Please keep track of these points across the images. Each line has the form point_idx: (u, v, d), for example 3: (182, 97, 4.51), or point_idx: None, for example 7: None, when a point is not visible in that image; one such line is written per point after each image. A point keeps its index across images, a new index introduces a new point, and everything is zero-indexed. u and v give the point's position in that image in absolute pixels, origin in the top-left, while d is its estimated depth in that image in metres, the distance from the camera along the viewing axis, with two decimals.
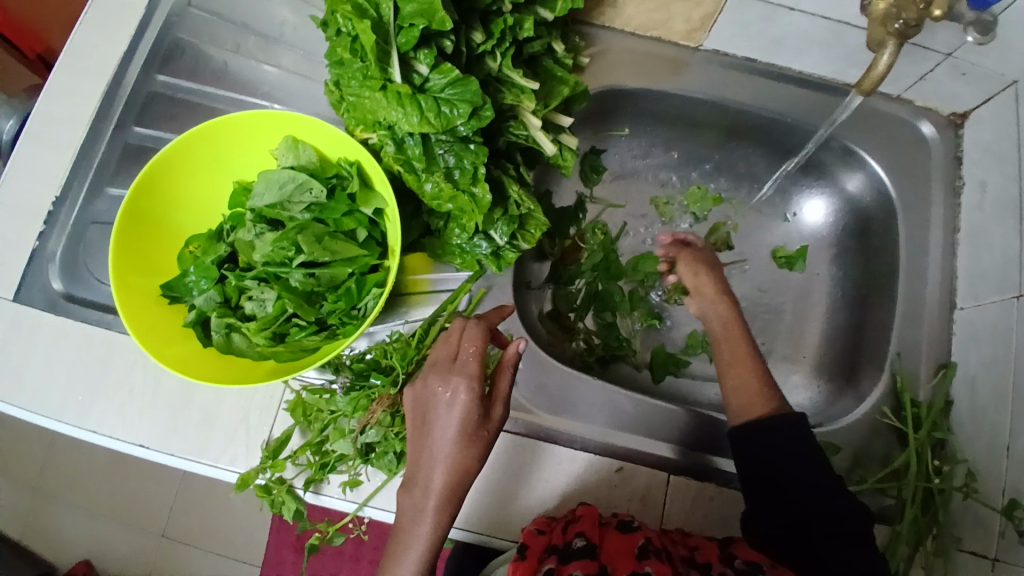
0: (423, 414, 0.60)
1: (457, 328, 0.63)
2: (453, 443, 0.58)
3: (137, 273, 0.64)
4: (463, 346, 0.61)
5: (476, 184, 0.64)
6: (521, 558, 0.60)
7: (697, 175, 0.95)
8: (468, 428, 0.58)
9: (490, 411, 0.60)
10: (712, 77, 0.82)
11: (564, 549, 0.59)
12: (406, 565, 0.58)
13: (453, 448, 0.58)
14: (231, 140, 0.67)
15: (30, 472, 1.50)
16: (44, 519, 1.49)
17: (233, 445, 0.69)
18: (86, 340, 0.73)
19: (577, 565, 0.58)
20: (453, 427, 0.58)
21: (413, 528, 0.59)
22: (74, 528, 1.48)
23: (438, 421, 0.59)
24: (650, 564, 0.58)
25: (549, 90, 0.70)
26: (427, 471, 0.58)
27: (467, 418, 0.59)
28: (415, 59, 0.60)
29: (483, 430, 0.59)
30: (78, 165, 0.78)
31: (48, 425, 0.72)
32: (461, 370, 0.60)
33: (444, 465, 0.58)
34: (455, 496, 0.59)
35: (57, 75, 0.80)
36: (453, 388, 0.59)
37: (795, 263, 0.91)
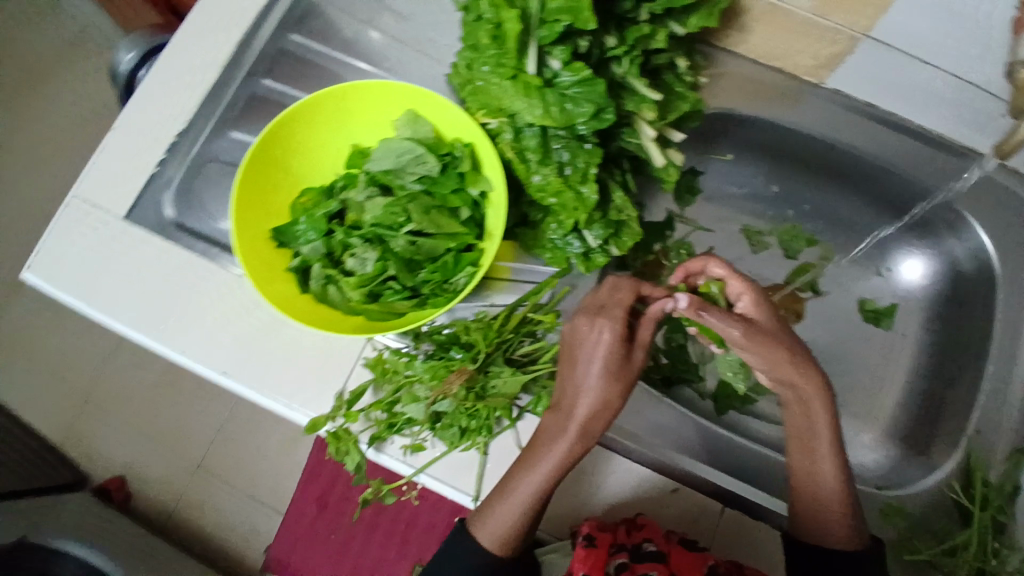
0: (570, 350, 0.63)
1: (606, 284, 0.66)
2: (601, 373, 0.61)
3: (255, 215, 0.68)
4: (614, 295, 0.64)
5: (584, 183, 0.65)
6: (590, 545, 0.61)
7: (793, 214, 0.93)
8: (616, 363, 0.61)
9: (634, 354, 0.63)
10: (828, 115, 0.81)
11: (634, 549, 0.62)
12: (536, 478, 0.61)
13: (598, 380, 0.61)
14: (359, 106, 0.71)
15: (82, 384, 1.58)
16: (86, 431, 1.56)
17: (307, 389, 0.72)
18: (188, 267, 0.78)
19: (650, 566, 0.60)
20: (599, 361, 0.61)
21: (551, 446, 0.61)
22: (113, 444, 1.55)
23: (585, 356, 0.62)
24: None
25: (668, 103, 0.71)
26: (573, 395, 0.61)
27: (614, 357, 0.61)
28: (550, 53, 0.61)
29: (626, 368, 0.62)
30: (206, 104, 0.82)
31: (141, 339, 0.76)
32: (608, 313, 0.62)
33: (591, 391, 0.61)
34: (594, 424, 0.61)
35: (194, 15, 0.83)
36: (600, 328, 0.61)
37: (881, 319, 0.92)
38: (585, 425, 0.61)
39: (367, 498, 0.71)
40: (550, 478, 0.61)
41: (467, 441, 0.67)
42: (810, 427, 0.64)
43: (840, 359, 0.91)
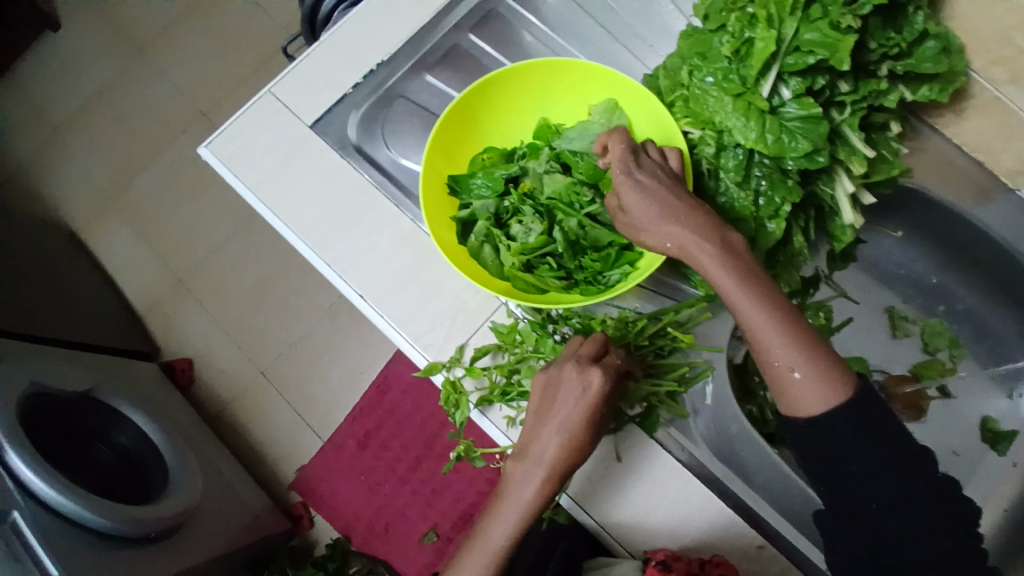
0: (542, 395, 0.64)
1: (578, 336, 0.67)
2: (574, 423, 0.62)
3: (442, 158, 0.71)
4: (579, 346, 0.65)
5: (773, 219, 0.63)
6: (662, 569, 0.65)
7: (943, 310, 0.88)
8: (589, 416, 0.62)
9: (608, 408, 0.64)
10: (1014, 220, 0.79)
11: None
12: (501, 526, 0.64)
13: (569, 434, 0.62)
14: (563, 82, 0.72)
15: (184, 264, 1.68)
16: (175, 307, 1.66)
17: (433, 332, 0.74)
18: (353, 188, 0.81)
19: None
20: (573, 420, 0.62)
21: (518, 493, 0.64)
22: (195, 327, 1.65)
23: (559, 404, 0.63)
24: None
25: (874, 162, 0.69)
26: (542, 444, 0.63)
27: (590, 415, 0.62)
28: (785, 82, 0.61)
29: (597, 422, 0.63)
30: (412, 42, 0.86)
31: (294, 240, 0.80)
32: (598, 366, 0.62)
33: (558, 441, 0.62)
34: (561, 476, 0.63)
35: None
36: (581, 378, 0.62)
37: (998, 442, 0.84)
38: (562, 473, 0.63)
39: (459, 453, 0.72)
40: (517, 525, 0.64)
41: None
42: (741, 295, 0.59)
43: (957, 468, 0.84)
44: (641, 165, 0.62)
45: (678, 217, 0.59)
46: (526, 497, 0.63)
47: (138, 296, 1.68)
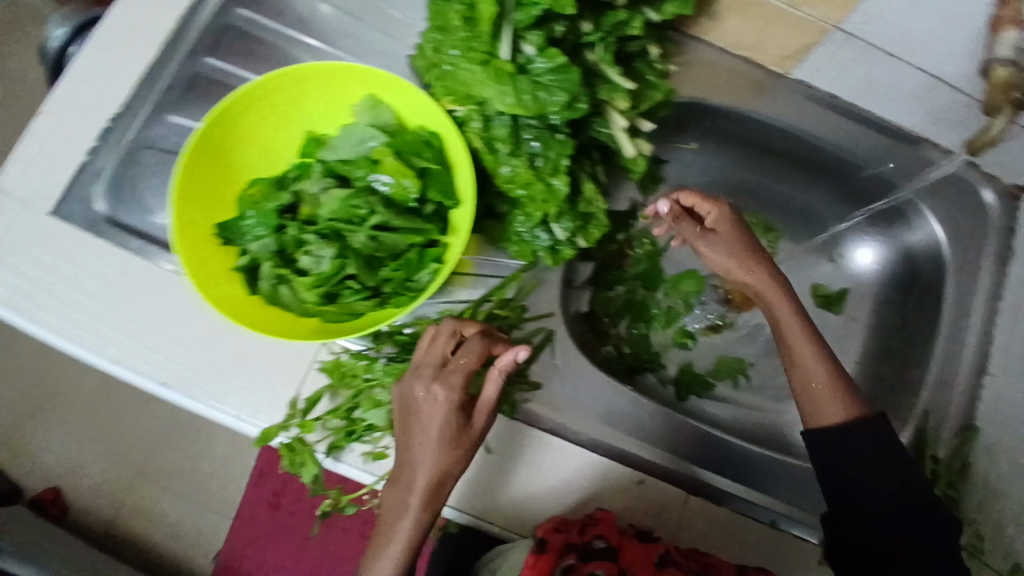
0: (405, 416, 0.61)
1: (432, 331, 0.64)
2: (437, 442, 0.60)
3: (199, 206, 0.63)
4: (436, 351, 0.62)
5: (555, 175, 0.62)
6: (538, 551, 0.64)
7: (751, 203, 0.93)
8: (450, 431, 0.60)
9: (475, 419, 0.61)
10: (792, 107, 0.80)
11: (581, 549, 0.64)
12: (384, 561, 0.61)
13: (433, 446, 0.60)
14: (316, 89, 0.65)
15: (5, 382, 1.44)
16: (15, 432, 1.44)
17: (261, 397, 0.69)
18: (122, 270, 0.72)
19: (596, 565, 0.64)
20: (435, 430, 0.60)
21: (396, 522, 0.60)
22: (45, 446, 1.44)
23: (422, 422, 0.61)
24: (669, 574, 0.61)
25: (641, 92, 0.69)
26: (410, 470, 0.60)
27: (450, 421, 0.60)
28: (524, 38, 0.58)
29: (463, 436, 0.60)
30: (144, 83, 0.75)
31: (68, 347, 0.69)
32: (447, 375, 0.61)
33: (425, 465, 0.59)
34: (437, 492, 0.60)
35: None
36: (432, 390, 0.61)
37: (834, 303, 0.93)
38: (436, 488, 0.60)
39: (327, 508, 0.69)
40: (404, 552, 0.61)
41: None
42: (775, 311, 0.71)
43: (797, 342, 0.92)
44: (716, 211, 0.75)
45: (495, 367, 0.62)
46: (404, 522, 0.60)
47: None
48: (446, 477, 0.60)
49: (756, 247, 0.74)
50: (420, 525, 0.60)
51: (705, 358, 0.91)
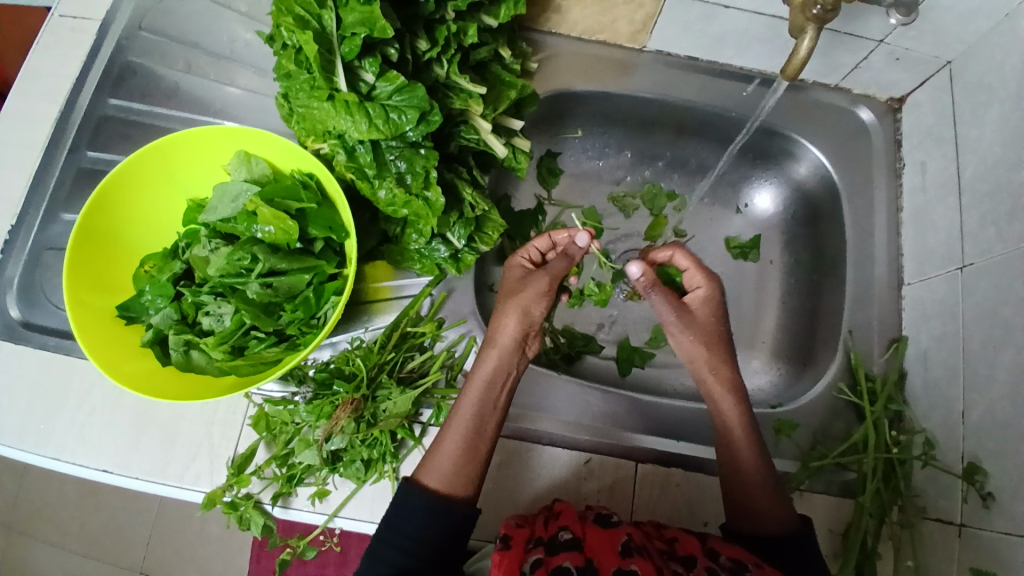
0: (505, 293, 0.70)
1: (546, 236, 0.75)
2: (536, 302, 0.67)
3: (94, 292, 0.65)
4: (524, 255, 0.74)
5: (428, 188, 0.64)
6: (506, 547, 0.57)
7: (651, 172, 0.97)
8: (542, 287, 0.67)
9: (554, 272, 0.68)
10: (658, 76, 0.84)
11: (549, 541, 0.57)
12: (463, 414, 0.62)
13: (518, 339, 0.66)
14: (186, 157, 0.68)
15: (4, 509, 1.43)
16: (18, 554, 1.40)
17: (197, 462, 0.68)
18: (44, 368, 0.72)
19: (566, 556, 0.55)
20: (522, 303, 0.67)
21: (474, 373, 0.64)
22: (49, 566, 1.40)
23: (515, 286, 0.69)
24: (635, 562, 0.54)
25: (497, 94, 0.72)
26: (501, 327, 0.66)
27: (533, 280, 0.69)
28: (361, 67, 0.61)
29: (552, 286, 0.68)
30: (33, 189, 0.77)
31: (8, 452, 0.70)
32: (515, 257, 0.74)
33: (518, 310, 0.66)
34: (512, 355, 0.65)
35: (22, 104, 0.80)
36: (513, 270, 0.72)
37: (749, 252, 0.94)
38: (510, 347, 0.65)
39: (286, 558, 0.67)
40: (477, 434, 0.62)
41: (375, 472, 0.66)
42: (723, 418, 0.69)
43: (727, 291, 0.94)
44: (705, 288, 0.73)
45: (529, 287, 0.67)
46: (473, 397, 0.63)
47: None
48: (522, 343, 0.66)
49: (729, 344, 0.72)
50: (501, 362, 0.64)
51: (640, 329, 0.92)
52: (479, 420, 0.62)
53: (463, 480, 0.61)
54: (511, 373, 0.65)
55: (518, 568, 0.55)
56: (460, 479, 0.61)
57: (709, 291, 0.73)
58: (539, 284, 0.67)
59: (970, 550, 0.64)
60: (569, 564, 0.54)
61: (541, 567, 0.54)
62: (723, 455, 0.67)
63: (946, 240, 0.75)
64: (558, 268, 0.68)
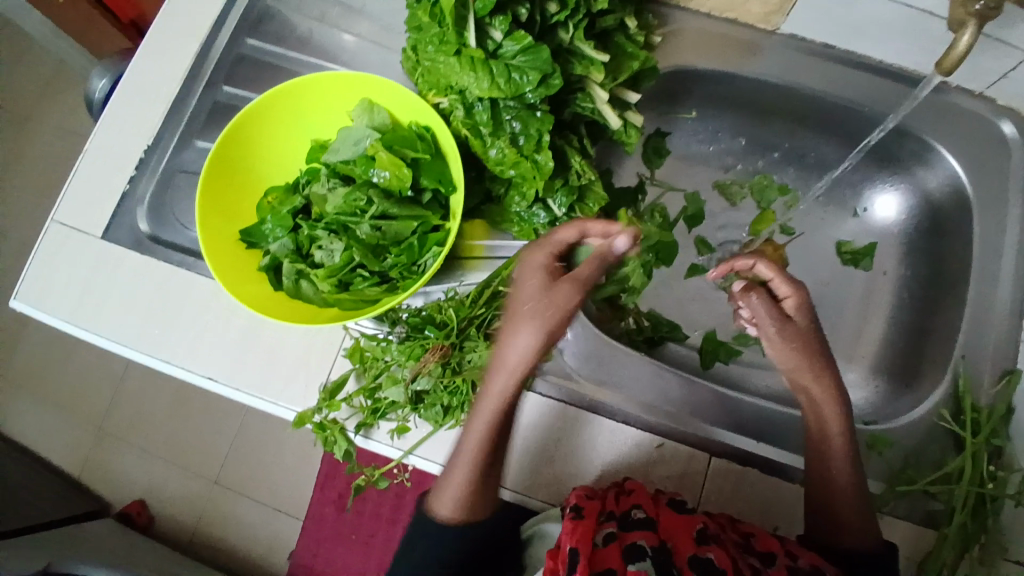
0: (511, 305, 0.65)
1: (575, 227, 0.68)
2: (546, 329, 0.62)
3: (223, 216, 0.71)
4: (541, 253, 0.67)
5: (539, 151, 0.65)
6: (578, 516, 0.57)
7: (764, 163, 0.93)
8: (552, 314, 0.63)
9: (562, 288, 0.64)
10: (786, 61, 0.80)
11: (622, 517, 0.57)
12: (471, 437, 0.62)
13: (524, 366, 0.62)
14: (316, 100, 0.72)
15: (100, 409, 1.58)
16: (111, 454, 1.57)
17: (291, 383, 0.74)
18: (166, 279, 0.79)
19: (640, 534, 0.56)
20: (528, 327, 0.62)
21: (485, 400, 0.63)
22: (137, 466, 1.55)
23: (525, 298, 0.64)
24: (712, 552, 0.55)
25: (618, 65, 0.71)
26: (507, 354, 0.62)
27: (544, 292, 0.64)
28: (490, 25, 0.62)
29: (551, 310, 0.63)
30: (171, 115, 0.84)
31: (129, 353, 0.78)
32: (537, 249, 0.68)
33: (530, 335, 0.62)
34: (514, 381, 0.63)
35: (157, 37, 0.85)
36: (528, 268, 0.67)
37: (861, 260, 0.89)
38: (510, 375, 0.62)
39: (361, 484, 0.72)
40: (479, 461, 0.62)
41: (452, 418, 0.70)
42: (821, 421, 0.66)
43: (830, 298, 0.89)
44: (794, 297, 0.73)
45: (541, 309, 0.62)
46: (480, 426, 0.63)
47: (68, 461, 1.57)
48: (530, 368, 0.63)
49: (826, 355, 0.70)
50: (504, 390, 0.62)
51: (729, 323, 0.90)
52: (484, 450, 0.63)
53: (475, 502, 0.63)
54: (507, 402, 0.63)
55: (591, 539, 0.55)
56: (473, 505, 0.63)
57: (798, 299, 0.73)
58: (556, 307, 0.63)
59: None
60: (643, 544, 0.55)
61: (614, 542, 0.55)
62: (814, 462, 0.65)
63: None
64: (566, 293, 0.64)
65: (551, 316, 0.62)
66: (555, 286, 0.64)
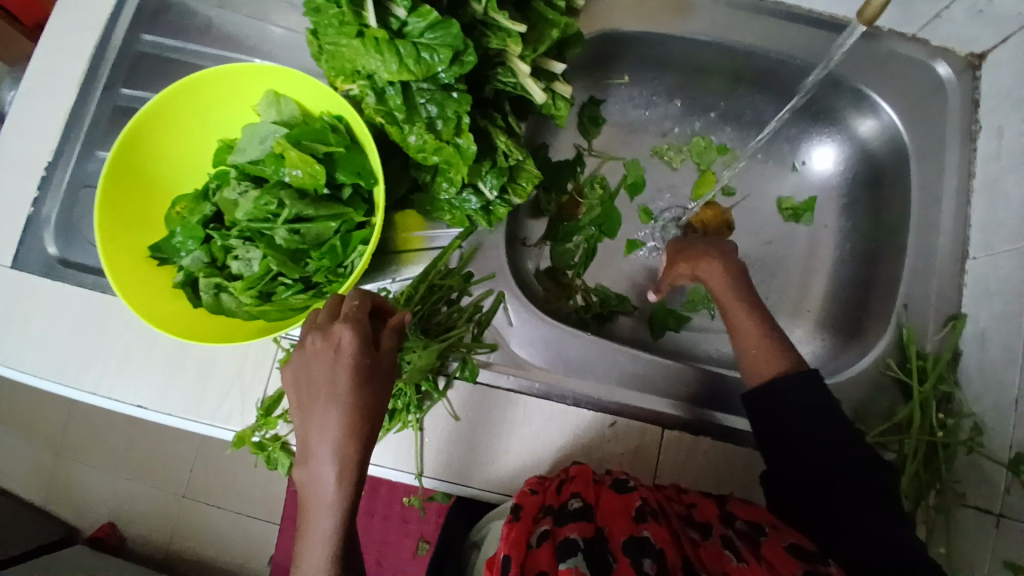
0: (304, 379, 0.55)
1: (339, 297, 0.59)
2: (341, 401, 0.54)
3: (127, 232, 0.65)
4: (329, 312, 0.57)
5: (459, 135, 0.62)
6: (515, 518, 0.55)
7: (701, 124, 0.91)
8: (354, 386, 0.54)
9: (347, 363, 0.54)
10: (717, 17, 0.77)
11: (558, 511, 0.55)
12: (322, 534, 0.53)
13: (334, 451, 0.53)
14: (216, 97, 0.66)
15: (53, 433, 1.51)
16: (69, 478, 1.50)
17: (228, 402, 0.70)
18: (81, 303, 0.73)
19: (573, 527, 0.53)
20: (325, 408, 0.54)
21: (318, 493, 0.54)
22: (99, 487, 1.49)
23: (320, 374, 0.55)
24: (649, 528, 0.54)
25: (538, 34, 0.66)
26: (318, 437, 0.54)
27: (328, 376, 0.54)
28: (392, 2, 0.57)
29: (348, 377, 0.54)
30: (70, 125, 0.77)
31: (48, 386, 0.72)
32: (320, 321, 0.56)
33: (339, 419, 0.53)
34: (349, 469, 0.53)
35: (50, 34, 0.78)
36: (324, 336, 0.55)
37: (801, 215, 0.88)
38: (342, 461, 0.53)
39: None
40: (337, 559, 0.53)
41: (399, 421, 0.67)
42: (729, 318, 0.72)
43: (773, 257, 0.88)
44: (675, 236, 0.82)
45: (341, 384, 0.54)
46: (323, 518, 0.54)
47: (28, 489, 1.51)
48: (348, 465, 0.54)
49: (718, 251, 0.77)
50: (334, 482, 0.53)
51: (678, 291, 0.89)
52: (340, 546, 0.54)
53: None
54: (351, 494, 0.54)
55: (525, 540, 0.53)
56: None
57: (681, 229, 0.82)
58: (343, 379, 0.54)
59: (1006, 541, 0.61)
60: (576, 536, 0.52)
61: (548, 539, 0.52)
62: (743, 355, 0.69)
63: (1020, 214, 0.68)
64: (354, 373, 0.54)
65: (335, 394, 0.54)
66: (332, 358, 0.55)
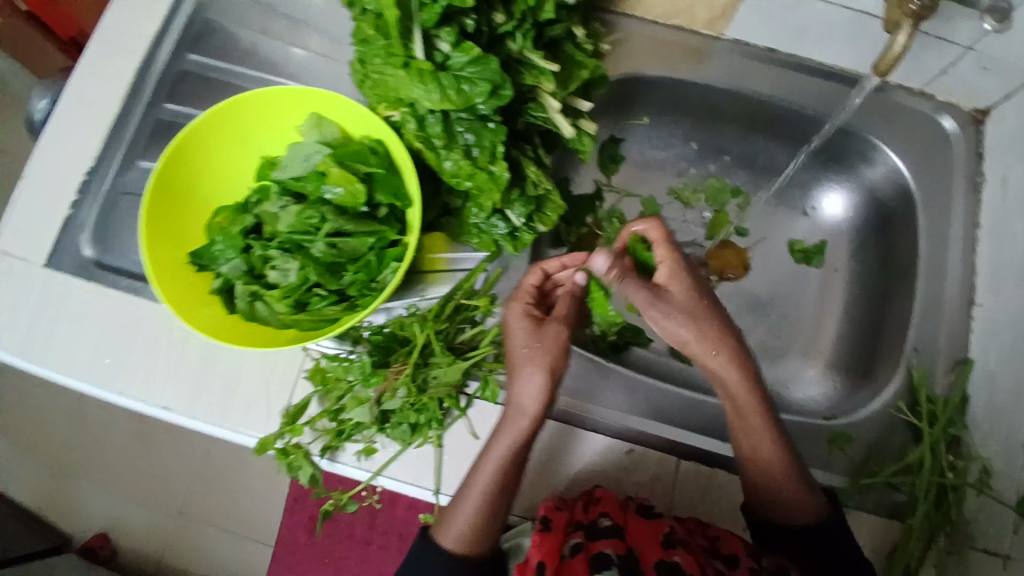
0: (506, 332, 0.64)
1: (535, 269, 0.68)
2: (524, 351, 0.60)
3: (170, 240, 0.68)
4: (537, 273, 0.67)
5: (494, 162, 0.65)
6: (546, 529, 0.58)
7: (716, 167, 0.95)
8: (541, 342, 0.60)
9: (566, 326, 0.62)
10: (733, 66, 0.82)
11: (589, 526, 0.58)
12: (484, 472, 0.60)
13: (526, 406, 0.58)
14: (263, 117, 0.70)
15: (49, 447, 1.49)
16: (63, 491, 1.49)
17: (253, 412, 0.71)
18: (114, 307, 0.75)
19: (606, 543, 0.56)
20: (518, 367, 0.59)
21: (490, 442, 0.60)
22: (93, 501, 1.48)
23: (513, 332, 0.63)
24: (677, 555, 0.55)
25: (569, 74, 0.71)
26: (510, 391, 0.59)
27: (537, 336, 0.60)
28: (437, 36, 0.61)
29: (553, 342, 0.60)
30: (111, 137, 0.80)
31: (76, 385, 0.74)
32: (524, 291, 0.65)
33: (524, 375, 0.58)
34: (524, 423, 0.59)
35: (94, 54, 0.82)
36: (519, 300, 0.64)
37: (812, 258, 0.91)
38: (524, 417, 0.58)
39: (328, 509, 0.69)
40: (497, 493, 0.60)
41: (420, 436, 0.68)
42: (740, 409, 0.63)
43: (787, 296, 0.91)
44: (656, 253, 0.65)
45: (539, 344, 0.59)
46: (491, 461, 0.60)
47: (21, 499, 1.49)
48: (546, 407, 0.59)
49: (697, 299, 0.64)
50: (510, 439, 0.59)
51: None
52: (501, 482, 0.60)
53: (485, 536, 0.61)
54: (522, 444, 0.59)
55: (557, 551, 0.57)
56: (478, 539, 0.61)
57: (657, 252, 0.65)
58: (544, 340, 0.60)
59: None
60: (608, 553, 0.56)
61: (579, 553, 0.57)
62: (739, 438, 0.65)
63: None
64: (548, 334, 0.60)
65: (528, 357, 0.59)
66: (527, 315, 0.63)
